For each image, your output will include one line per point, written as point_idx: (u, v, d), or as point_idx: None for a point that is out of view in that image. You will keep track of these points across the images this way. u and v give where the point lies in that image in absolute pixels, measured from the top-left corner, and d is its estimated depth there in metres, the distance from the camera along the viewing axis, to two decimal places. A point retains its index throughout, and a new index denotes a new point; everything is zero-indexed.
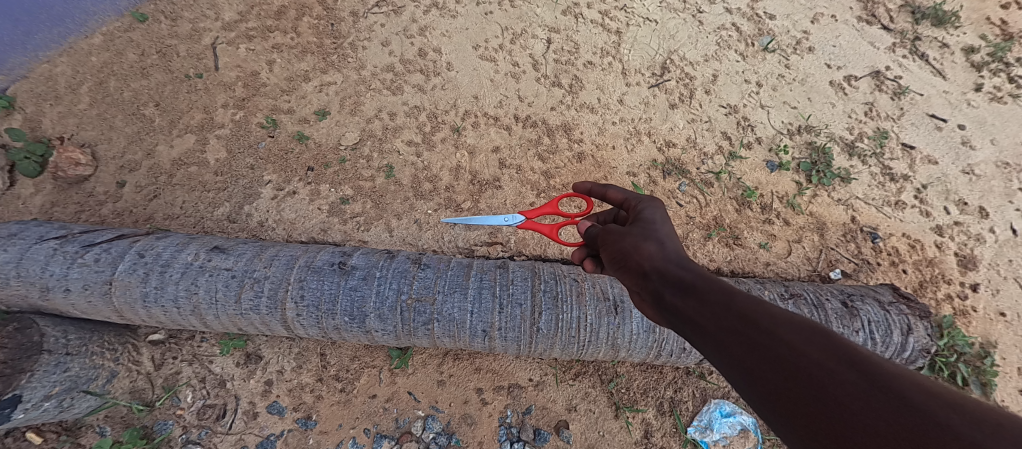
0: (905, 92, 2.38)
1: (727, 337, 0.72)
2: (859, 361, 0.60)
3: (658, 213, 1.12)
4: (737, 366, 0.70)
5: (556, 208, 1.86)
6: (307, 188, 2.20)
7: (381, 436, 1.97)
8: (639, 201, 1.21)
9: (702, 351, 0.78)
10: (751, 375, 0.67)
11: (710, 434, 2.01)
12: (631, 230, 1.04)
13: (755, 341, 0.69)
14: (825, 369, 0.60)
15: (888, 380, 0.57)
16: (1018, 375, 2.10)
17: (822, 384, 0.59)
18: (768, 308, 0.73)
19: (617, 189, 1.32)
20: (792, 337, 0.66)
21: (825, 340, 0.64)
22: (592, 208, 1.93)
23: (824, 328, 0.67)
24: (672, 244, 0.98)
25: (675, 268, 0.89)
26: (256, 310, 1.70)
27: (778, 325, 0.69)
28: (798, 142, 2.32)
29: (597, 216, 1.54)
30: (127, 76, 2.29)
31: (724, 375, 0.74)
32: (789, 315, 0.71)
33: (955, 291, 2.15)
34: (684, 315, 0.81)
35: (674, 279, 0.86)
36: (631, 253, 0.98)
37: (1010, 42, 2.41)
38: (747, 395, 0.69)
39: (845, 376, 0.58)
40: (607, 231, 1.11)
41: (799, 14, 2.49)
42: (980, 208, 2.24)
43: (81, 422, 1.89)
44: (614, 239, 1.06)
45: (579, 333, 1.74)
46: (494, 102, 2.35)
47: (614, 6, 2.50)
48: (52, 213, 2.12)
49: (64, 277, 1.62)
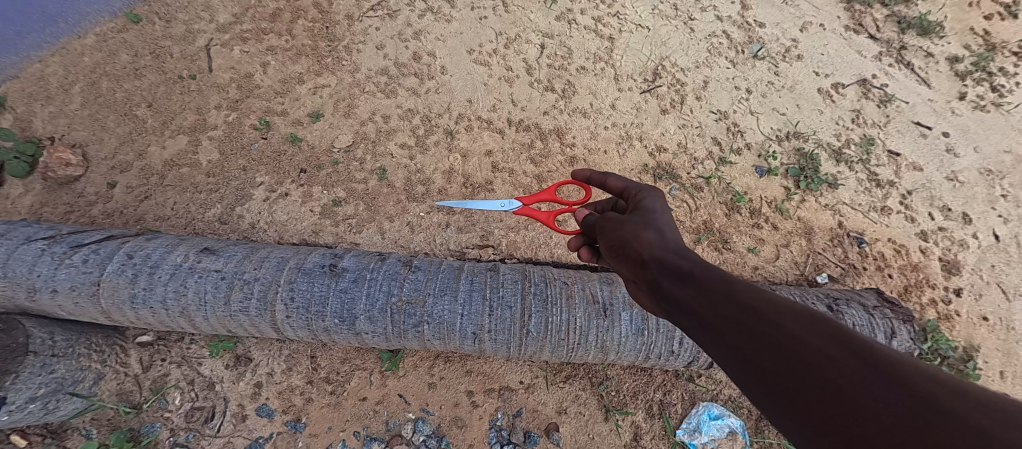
0: (891, 99, 2.42)
1: (725, 325, 0.72)
2: (859, 347, 0.60)
3: (658, 202, 1.15)
4: (734, 353, 0.70)
5: (554, 195, 1.88)
6: (300, 190, 2.20)
7: (371, 439, 1.97)
8: (639, 191, 1.24)
9: (700, 340, 0.79)
10: (748, 362, 0.67)
11: (698, 436, 2.03)
12: (630, 219, 1.08)
13: (753, 328, 0.69)
14: (824, 355, 0.60)
15: (890, 365, 0.56)
16: (1000, 379, 2.13)
17: (821, 370, 0.59)
18: (767, 296, 0.73)
19: (616, 178, 1.34)
20: (790, 324, 0.66)
21: (826, 327, 0.64)
22: (591, 196, 1.93)
23: (825, 315, 0.66)
24: (672, 234, 1.01)
25: (674, 257, 0.91)
26: (246, 311, 1.69)
27: (777, 312, 0.69)
28: (786, 148, 2.36)
29: (595, 205, 1.57)
30: (120, 76, 2.29)
31: (721, 364, 0.74)
32: (789, 302, 0.70)
33: (939, 295, 2.19)
34: (682, 303, 0.82)
35: (672, 268, 0.88)
36: (631, 242, 1.01)
37: (993, 52, 2.46)
38: (747, 385, 0.68)
39: (844, 362, 0.58)
40: (605, 219, 1.15)
41: (788, 23, 2.54)
42: (963, 214, 2.28)
43: (67, 425, 1.87)
44: (613, 228, 1.09)
45: (569, 335, 1.75)
46: (487, 106, 2.37)
47: (607, 13, 2.54)
48: (42, 214, 2.11)
49: (51, 278, 1.61)
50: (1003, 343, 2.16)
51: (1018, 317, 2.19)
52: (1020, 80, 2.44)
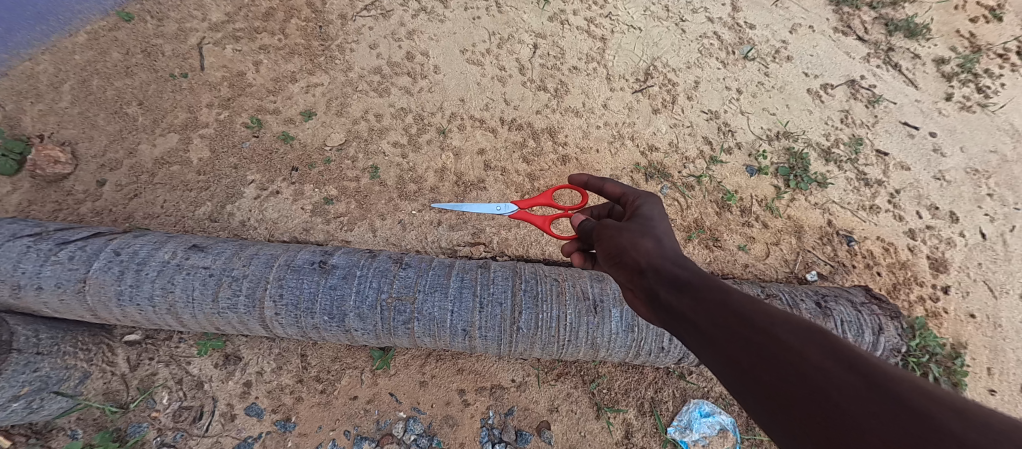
0: (879, 100, 2.46)
1: (722, 336, 0.72)
2: (856, 361, 0.59)
3: (656, 209, 1.15)
4: (729, 364, 0.70)
5: (551, 199, 1.87)
6: (291, 188, 2.19)
7: (362, 438, 1.96)
8: (637, 197, 1.24)
9: (696, 349, 0.78)
10: (745, 373, 0.67)
11: (689, 434, 2.03)
12: (628, 226, 1.07)
13: (750, 339, 0.68)
14: (822, 368, 0.59)
15: (887, 381, 0.56)
16: (988, 376, 2.15)
17: (818, 384, 0.58)
18: (765, 308, 0.73)
19: (614, 182, 1.35)
20: (787, 336, 0.65)
21: (824, 340, 0.63)
22: (587, 202, 1.92)
23: (822, 328, 0.66)
24: (669, 242, 1.00)
25: (671, 266, 0.91)
26: (234, 309, 1.68)
27: (773, 323, 0.69)
28: (776, 148, 2.38)
29: (592, 210, 1.57)
30: (111, 75, 2.28)
31: (717, 373, 0.74)
32: (786, 315, 0.70)
33: (928, 293, 2.21)
34: (679, 312, 0.82)
35: (669, 277, 0.88)
36: (628, 248, 1.00)
37: (978, 54, 2.50)
38: (742, 397, 0.68)
39: (841, 377, 0.57)
40: (604, 225, 1.13)
41: (778, 24, 2.57)
42: (951, 213, 2.31)
43: (52, 425, 1.85)
44: (612, 234, 1.08)
45: (559, 332, 1.75)
46: (480, 105, 2.37)
47: (599, 14, 2.56)
48: (29, 212, 2.09)
49: (36, 274, 1.59)
50: (990, 340, 2.18)
51: (1004, 314, 2.21)
52: (1004, 81, 2.49)
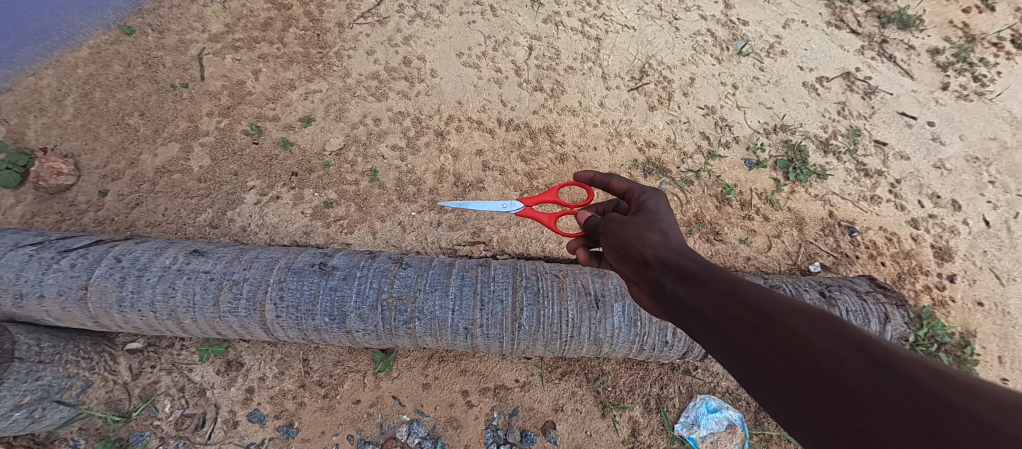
0: (874, 91, 2.46)
1: (730, 326, 0.71)
2: (867, 345, 0.57)
3: (661, 204, 1.14)
4: (742, 356, 0.68)
5: (556, 197, 1.83)
6: (291, 193, 2.20)
7: (365, 442, 1.94)
8: (641, 192, 1.22)
9: (707, 342, 0.76)
10: (756, 363, 0.65)
11: (697, 430, 2.01)
12: (634, 220, 1.05)
13: (760, 329, 0.67)
14: (832, 354, 0.58)
15: (898, 361, 0.54)
16: (999, 363, 2.12)
17: (829, 372, 0.56)
18: (775, 296, 0.71)
19: (620, 179, 1.32)
20: (796, 323, 0.64)
21: (833, 326, 0.62)
22: (592, 200, 1.89)
23: (831, 314, 0.65)
24: (675, 235, 0.99)
25: (678, 258, 0.89)
26: (235, 312, 1.68)
27: (784, 312, 0.67)
28: (774, 141, 2.38)
29: (597, 208, 1.53)
30: (113, 87, 2.31)
31: (725, 364, 0.73)
32: (796, 301, 0.68)
33: (933, 281, 2.19)
34: (686, 304, 0.80)
35: (676, 268, 0.87)
36: (633, 241, 0.98)
37: (972, 43, 2.52)
38: (756, 389, 0.66)
39: (851, 360, 0.56)
40: (609, 220, 1.12)
41: (771, 20, 2.59)
42: (953, 201, 2.30)
43: (54, 436, 1.84)
44: (616, 228, 1.07)
45: (561, 328, 1.73)
46: (477, 107, 2.38)
47: (592, 15, 2.58)
48: (32, 223, 2.10)
49: (39, 283, 1.59)
50: (999, 328, 2.16)
51: (1013, 301, 2.19)
52: (1001, 70, 2.50)
